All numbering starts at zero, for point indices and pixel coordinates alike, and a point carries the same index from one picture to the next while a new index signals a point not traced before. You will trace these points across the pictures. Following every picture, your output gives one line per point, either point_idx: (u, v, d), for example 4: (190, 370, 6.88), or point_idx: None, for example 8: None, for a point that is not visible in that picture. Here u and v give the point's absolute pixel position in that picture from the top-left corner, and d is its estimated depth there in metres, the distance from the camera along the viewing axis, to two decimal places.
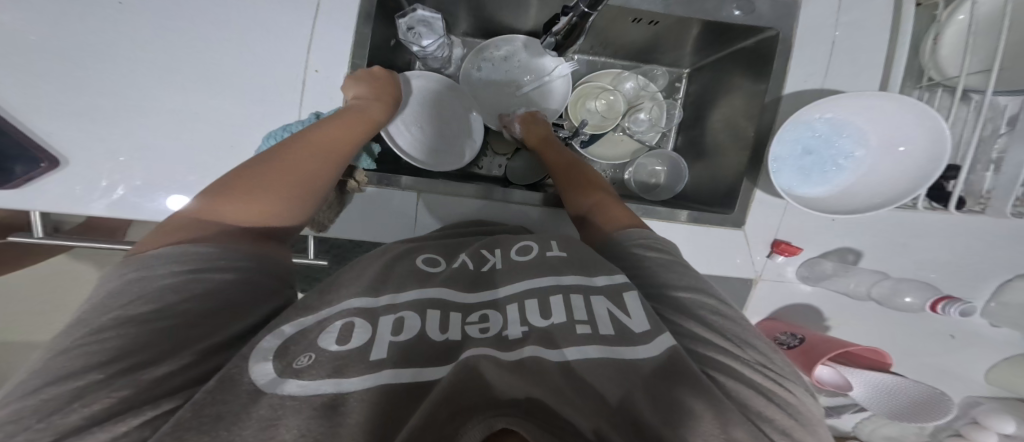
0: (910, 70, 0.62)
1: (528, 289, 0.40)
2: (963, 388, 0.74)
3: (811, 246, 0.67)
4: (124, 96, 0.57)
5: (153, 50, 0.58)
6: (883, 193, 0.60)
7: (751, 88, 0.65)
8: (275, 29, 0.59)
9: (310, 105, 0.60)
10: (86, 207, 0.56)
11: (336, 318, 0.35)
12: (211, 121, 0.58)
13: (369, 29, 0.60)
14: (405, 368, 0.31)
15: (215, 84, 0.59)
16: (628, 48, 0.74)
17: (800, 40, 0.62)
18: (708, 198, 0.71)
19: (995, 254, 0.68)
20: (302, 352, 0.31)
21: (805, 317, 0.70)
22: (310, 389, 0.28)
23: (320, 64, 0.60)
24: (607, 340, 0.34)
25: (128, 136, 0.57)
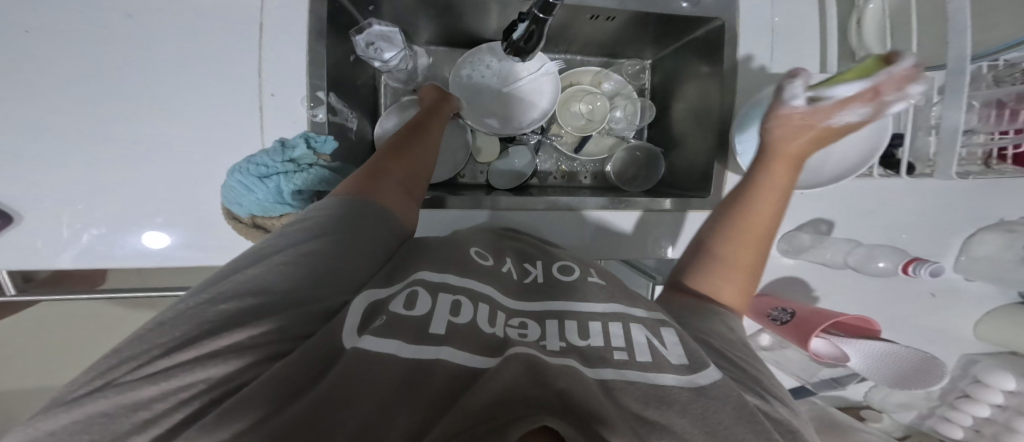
0: (843, 52, 0.66)
1: (569, 312, 0.40)
2: (954, 346, 0.75)
3: (786, 220, 0.69)
4: (64, 137, 0.53)
5: (89, 81, 0.54)
6: (845, 162, 0.62)
7: (709, 74, 0.68)
8: (219, 51, 0.56)
9: (274, 130, 0.58)
10: (52, 261, 0.54)
11: (402, 288, 0.38)
12: (168, 156, 0.56)
13: (323, 48, 0.58)
14: (461, 351, 0.31)
15: (164, 116, 0.55)
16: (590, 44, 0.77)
17: (743, 30, 0.66)
18: (686, 184, 0.73)
19: (958, 212, 0.71)
20: (378, 315, 0.34)
21: (792, 288, 0.72)
22: (379, 345, 0.30)
23: (277, 87, 0.58)
24: (644, 366, 0.33)
25: (78, 182, 0.54)
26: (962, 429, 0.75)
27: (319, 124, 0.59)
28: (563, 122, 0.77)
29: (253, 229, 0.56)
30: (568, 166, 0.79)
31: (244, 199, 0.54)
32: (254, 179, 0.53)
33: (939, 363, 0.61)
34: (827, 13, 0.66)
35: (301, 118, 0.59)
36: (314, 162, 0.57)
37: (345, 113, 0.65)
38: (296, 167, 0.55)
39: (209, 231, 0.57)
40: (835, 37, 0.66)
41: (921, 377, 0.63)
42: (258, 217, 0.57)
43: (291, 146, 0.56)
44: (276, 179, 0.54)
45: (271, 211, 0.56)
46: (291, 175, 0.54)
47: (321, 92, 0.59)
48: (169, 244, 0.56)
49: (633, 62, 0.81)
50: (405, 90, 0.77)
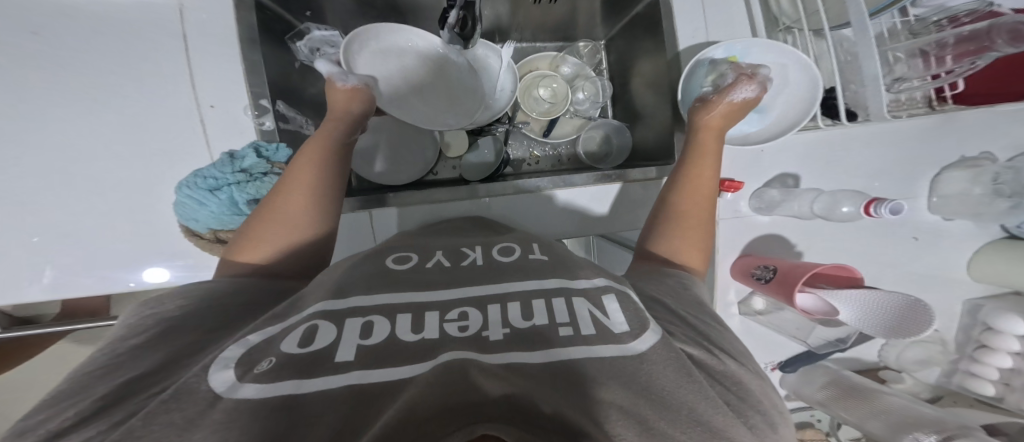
0: (767, 20, 0.69)
1: (510, 292, 0.41)
2: (949, 288, 0.74)
3: (751, 178, 0.70)
4: (34, 175, 0.56)
5: (49, 119, 0.56)
6: (788, 115, 0.65)
7: (655, 49, 0.71)
8: (166, 81, 0.59)
9: (219, 144, 0.60)
10: (25, 295, 0.56)
11: (300, 324, 0.35)
12: (134, 185, 0.58)
13: (257, 55, 0.60)
14: (371, 370, 0.30)
15: (124, 148, 0.58)
16: (541, 30, 0.80)
17: (677, 3, 0.69)
18: (653, 152, 0.75)
19: (916, 154, 0.72)
20: (263, 358, 0.31)
21: (773, 246, 0.72)
22: (265, 392, 0.28)
23: (214, 99, 0.60)
24: (588, 339, 0.34)
25: (51, 216, 0.56)
26: (991, 383, 0.70)
27: (269, 132, 0.62)
28: (528, 109, 0.79)
29: (215, 243, 0.59)
30: (540, 151, 0.81)
31: (199, 213, 0.56)
32: (205, 191, 0.56)
33: (927, 309, 0.61)
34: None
35: (245, 127, 0.61)
36: (267, 170, 0.59)
37: (298, 120, 0.69)
38: (246, 177, 0.57)
39: (182, 252, 0.59)
40: (758, 6, 0.69)
41: (910, 322, 0.63)
42: (219, 231, 0.59)
43: (241, 158, 0.58)
44: (228, 191, 0.57)
45: (229, 224, 0.58)
46: (244, 185, 0.57)
47: (264, 100, 0.61)
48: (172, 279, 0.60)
49: (586, 44, 0.83)
50: None
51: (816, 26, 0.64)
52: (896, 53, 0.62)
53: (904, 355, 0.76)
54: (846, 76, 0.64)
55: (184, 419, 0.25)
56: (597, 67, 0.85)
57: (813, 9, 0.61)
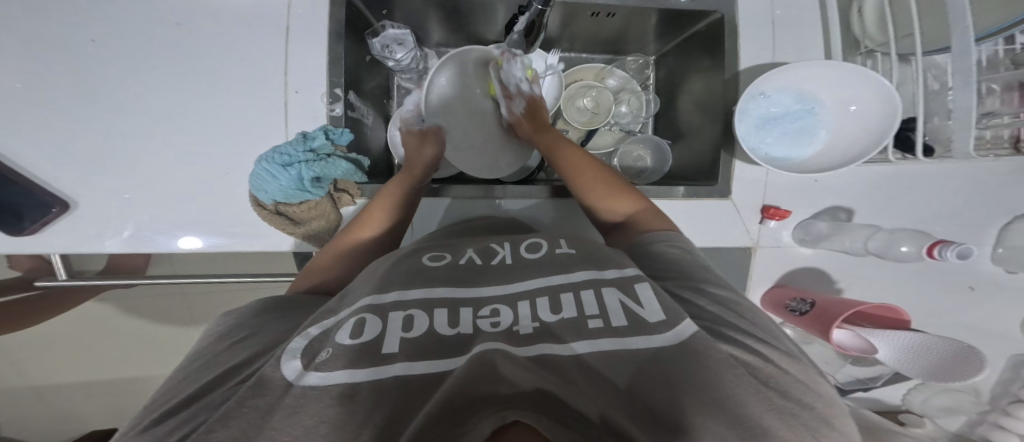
0: (846, 43, 0.65)
1: (539, 286, 0.42)
2: (1004, 348, 0.69)
3: (800, 208, 0.68)
4: (112, 136, 0.59)
5: (133, 88, 0.60)
6: (853, 148, 0.61)
7: (711, 67, 0.69)
8: (241, 60, 0.62)
9: (297, 125, 0.63)
10: (99, 245, 0.59)
11: (350, 317, 0.37)
12: (199, 155, 0.61)
13: (341, 47, 0.63)
14: (418, 362, 0.32)
15: (195, 120, 0.61)
16: (595, 41, 0.77)
17: (744, 22, 0.67)
18: (694, 174, 0.73)
19: (985, 200, 0.67)
20: (323, 348, 0.34)
21: (813, 280, 0.69)
22: (329, 380, 0.30)
23: (300, 85, 0.63)
24: (619, 331, 0.35)
25: (121, 176, 0.59)
26: None
27: (337, 118, 0.64)
28: (569, 118, 0.78)
29: (276, 215, 0.60)
30: None
31: (269, 186, 0.59)
32: (279, 166, 0.58)
33: (979, 352, 0.59)
34: (828, 5, 0.66)
35: (320, 113, 0.63)
36: (332, 153, 0.61)
37: (363, 109, 0.69)
38: (314, 156, 0.59)
39: (236, 222, 0.61)
40: (836, 29, 0.66)
41: (962, 365, 0.60)
42: (281, 205, 0.61)
43: (311, 138, 0.61)
44: (297, 167, 0.58)
45: (293, 198, 0.60)
46: (311, 164, 0.58)
47: (339, 89, 0.63)
48: (203, 245, 0.61)
49: (637, 57, 0.80)
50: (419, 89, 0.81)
51: (905, 52, 0.60)
52: (990, 85, 0.57)
53: (929, 401, 0.74)
54: (928, 107, 0.59)
55: (267, 403, 0.29)
56: (644, 83, 0.83)
57: (903, 35, 0.57)
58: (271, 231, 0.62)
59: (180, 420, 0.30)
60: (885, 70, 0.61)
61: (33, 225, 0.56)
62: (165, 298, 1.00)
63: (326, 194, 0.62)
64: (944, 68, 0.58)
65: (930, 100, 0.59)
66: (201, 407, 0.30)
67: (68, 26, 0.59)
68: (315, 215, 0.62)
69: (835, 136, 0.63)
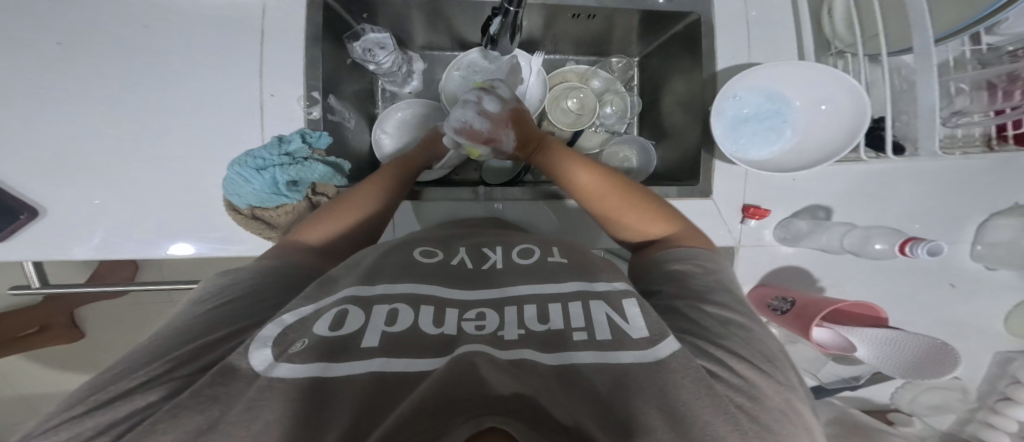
0: (819, 43, 0.66)
1: (529, 295, 0.42)
2: (981, 340, 0.70)
3: (779, 207, 0.68)
4: (89, 140, 0.59)
5: (111, 93, 0.60)
6: (823, 147, 0.61)
7: (691, 66, 0.69)
8: (223, 63, 0.62)
9: (274, 129, 0.63)
10: (66, 251, 0.58)
11: (331, 306, 0.38)
12: (178, 159, 0.61)
13: (318, 51, 0.63)
14: (397, 358, 0.32)
15: (173, 123, 0.61)
16: (580, 44, 0.78)
17: (722, 22, 0.67)
18: (677, 174, 0.74)
19: (961, 196, 0.68)
20: (298, 338, 0.34)
21: (794, 278, 0.70)
22: (300, 372, 0.30)
23: (275, 89, 0.63)
24: (601, 345, 0.36)
25: (98, 181, 0.59)
26: None
27: (314, 121, 0.64)
28: (554, 119, 0.78)
29: (252, 220, 0.60)
30: None
31: (242, 190, 0.58)
32: (253, 170, 0.58)
33: (954, 352, 0.59)
34: (799, 7, 0.67)
35: (297, 116, 0.63)
36: (308, 157, 0.62)
37: (343, 113, 0.70)
38: (290, 160, 0.60)
39: (213, 225, 0.61)
40: (810, 28, 0.67)
41: (936, 363, 0.60)
42: (257, 209, 0.61)
43: (288, 141, 0.61)
44: (272, 171, 0.58)
45: (268, 203, 0.60)
46: (286, 167, 0.59)
47: (317, 92, 0.63)
48: (194, 251, 0.61)
49: (620, 59, 0.80)
50: (402, 94, 0.82)
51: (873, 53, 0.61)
52: (959, 84, 0.58)
53: (917, 399, 0.75)
54: (895, 107, 0.60)
55: (227, 394, 0.28)
56: (628, 83, 0.83)
57: (872, 34, 0.58)
58: (247, 235, 0.62)
59: (131, 409, 0.28)
60: (857, 70, 0.63)
61: (2, 232, 0.56)
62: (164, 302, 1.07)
63: (304, 198, 0.62)
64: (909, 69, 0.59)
65: (899, 99, 0.60)
66: (156, 395, 0.28)
67: (41, 34, 0.59)
68: (291, 218, 0.63)
69: (814, 135, 0.64)
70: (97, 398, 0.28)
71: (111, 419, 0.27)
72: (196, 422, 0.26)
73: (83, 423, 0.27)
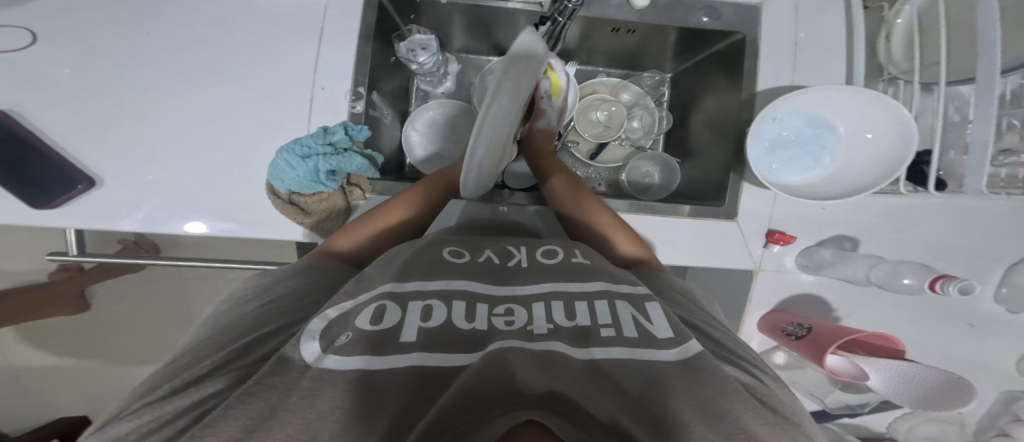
0: (870, 69, 0.66)
1: (552, 291, 0.43)
2: (996, 382, 0.69)
3: (806, 235, 0.67)
4: (148, 120, 0.62)
5: (175, 78, 0.64)
6: (861, 178, 0.61)
7: (728, 86, 0.69)
8: (279, 56, 0.65)
9: (320, 121, 0.64)
10: (115, 223, 0.59)
11: (368, 304, 0.38)
12: (225, 143, 0.63)
13: (368, 49, 0.65)
14: (435, 352, 0.32)
15: (224, 109, 0.63)
16: (616, 57, 0.79)
17: (767, 43, 0.67)
18: (698, 193, 0.74)
19: (992, 236, 0.67)
20: (341, 332, 0.35)
21: (811, 308, 0.69)
22: (346, 364, 0.31)
23: (327, 82, 0.65)
24: (629, 342, 0.36)
25: (147, 159, 0.61)
26: None
27: (358, 115, 0.65)
28: (582, 130, 0.78)
29: (287, 204, 0.60)
30: (582, 171, 0.79)
31: (285, 175, 0.59)
32: (297, 157, 0.59)
33: (968, 386, 0.58)
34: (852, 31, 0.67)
35: (342, 110, 0.64)
36: (349, 149, 0.63)
37: (382, 109, 0.71)
38: (332, 149, 0.61)
39: (246, 210, 0.61)
40: (861, 53, 0.66)
41: (950, 397, 0.60)
42: (294, 194, 0.61)
43: (332, 132, 0.62)
44: (315, 160, 0.59)
45: (307, 189, 0.61)
46: (329, 156, 0.60)
47: (362, 88, 0.65)
48: (209, 231, 0.61)
49: (652, 74, 0.81)
50: (435, 93, 0.83)
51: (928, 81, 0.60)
52: (1011, 121, 0.57)
53: (912, 431, 0.74)
54: (947, 140, 0.60)
55: (285, 383, 0.29)
56: (657, 100, 0.84)
57: (930, 63, 0.57)
58: (281, 220, 0.62)
59: (193, 399, 0.29)
60: (908, 98, 0.62)
61: (57, 200, 0.57)
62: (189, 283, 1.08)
63: (339, 187, 0.62)
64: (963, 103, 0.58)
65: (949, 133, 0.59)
66: (219, 383, 0.30)
67: (128, 24, 0.64)
68: (326, 207, 0.62)
69: (853, 163, 0.63)
70: (167, 387, 0.30)
71: (184, 404, 0.28)
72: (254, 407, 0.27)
73: (159, 407, 0.28)
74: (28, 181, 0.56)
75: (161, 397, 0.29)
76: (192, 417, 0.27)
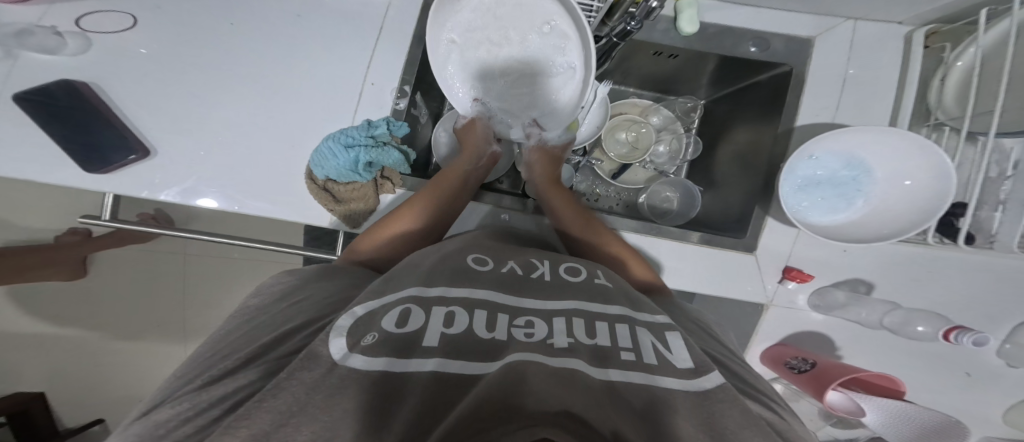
0: (917, 111, 0.64)
1: (575, 309, 0.41)
2: (980, 429, 0.71)
3: (824, 274, 0.67)
4: (206, 99, 0.65)
5: (238, 64, 0.67)
6: (896, 224, 0.60)
7: (764, 118, 0.68)
8: (337, 51, 0.68)
9: (364, 114, 0.67)
10: (157, 193, 0.61)
11: (394, 304, 0.38)
12: (272, 130, 0.65)
13: (419, 51, 0.68)
14: (453, 360, 0.31)
15: (278, 100, 0.66)
16: (652, 80, 0.79)
17: (812, 77, 0.67)
18: (721, 224, 0.73)
19: (1008, 292, 0.67)
20: (367, 333, 0.34)
21: (818, 345, 0.70)
22: (371, 365, 0.30)
23: (377, 78, 0.68)
24: (650, 368, 0.34)
25: (200, 137, 0.63)
26: None
27: (399, 111, 0.67)
28: (607, 148, 0.77)
29: (322, 190, 0.61)
30: (603, 190, 0.79)
31: (326, 163, 0.60)
32: (341, 147, 0.59)
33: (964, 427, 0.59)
34: (907, 74, 0.66)
35: (386, 105, 0.67)
36: (389, 142, 0.63)
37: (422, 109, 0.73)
38: (374, 143, 0.60)
39: (281, 194, 0.63)
40: (911, 95, 0.65)
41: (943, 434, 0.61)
42: (330, 182, 0.62)
43: (375, 126, 0.62)
44: (357, 150, 0.59)
45: (344, 178, 0.61)
46: (370, 149, 0.59)
47: (408, 87, 0.67)
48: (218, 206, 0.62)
49: (686, 99, 0.78)
50: None
51: (976, 131, 0.59)
52: None
53: None
54: (982, 195, 0.59)
55: (310, 379, 0.28)
56: (689, 126, 0.81)
57: (983, 110, 0.56)
58: (315, 203, 0.63)
59: (223, 387, 0.28)
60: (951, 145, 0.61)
61: (111, 165, 0.59)
62: (212, 279, 1.00)
63: (372, 179, 0.62)
64: (1008, 155, 0.57)
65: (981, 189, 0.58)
66: (252, 375, 0.30)
67: (203, 14, 0.68)
68: (355, 197, 0.62)
69: (886, 208, 0.62)
70: (213, 371, 0.31)
71: (218, 397, 0.28)
72: (286, 401, 0.27)
73: (196, 398, 0.29)
74: (88, 145, 0.59)
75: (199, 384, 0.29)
76: (228, 405, 0.28)
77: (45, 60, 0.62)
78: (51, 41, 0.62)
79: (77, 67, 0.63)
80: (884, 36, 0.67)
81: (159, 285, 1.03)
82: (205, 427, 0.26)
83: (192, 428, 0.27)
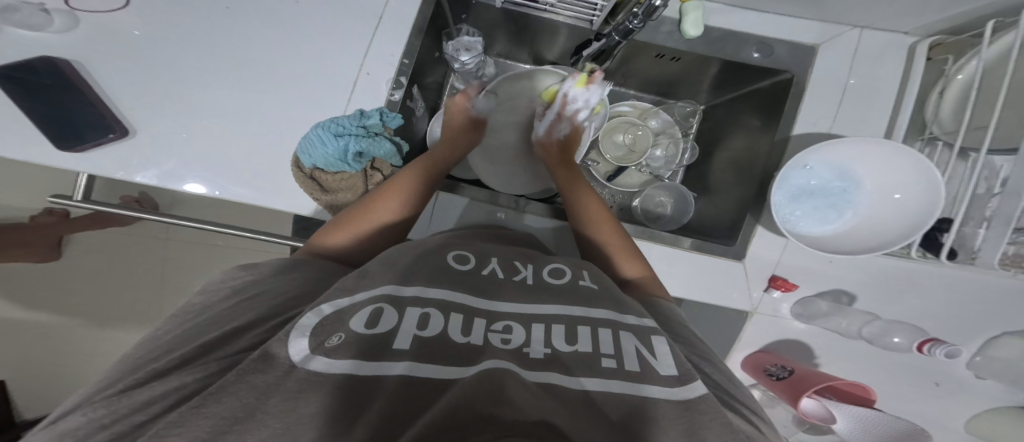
0: (912, 124, 0.64)
1: (557, 313, 0.40)
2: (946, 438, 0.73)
3: (809, 284, 0.68)
4: (188, 79, 0.61)
5: (222, 43, 0.63)
6: (882, 237, 0.60)
7: (762, 125, 0.68)
8: (329, 35, 0.65)
9: (358, 103, 0.64)
10: (135, 175, 0.58)
11: (366, 303, 0.37)
12: (257, 115, 0.62)
13: (418, 41, 0.66)
14: (428, 364, 0.30)
15: (264, 85, 0.63)
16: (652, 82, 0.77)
17: (812, 87, 0.65)
18: (710, 230, 0.74)
19: (984, 308, 0.69)
20: (334, 333, 0.33)
21: (797, 353, 0.71)
22: (337, 368, 0.29)
23: (372, 68, 0.65)
24: (629, 375, 0.34)
25: (181, 119, 0.60)
26: None
27: (394, 103, 0.64)
28: (604, 150, 0.76)
29: (309, 179, 0.59)
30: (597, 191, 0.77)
31: (314, 151, 0.57)
32: (331, 135, 0.57)
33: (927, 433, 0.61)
34: (908, 85, 0.65)
35: (381, 96, 0.64)
36: (381, 133, 0.61)
37: (418, 102, 0.71)
38: (365, 133, 0.59)
39: (264, 182, 0.60)
40: (908, 108, 0.64)
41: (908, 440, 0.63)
42: (318, 170, 0.59)
43: (367, 116, 0.60)
44: (347, 139, 0.57)
45: (332, 167, 0.58)
46: (361, 138, 0.58)
47: (405, 78, 0.64)
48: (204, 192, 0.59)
49: (686, 103, 0.77)
50: None
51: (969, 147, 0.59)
52: None
53: None
54: (968, 211, 0.59)
55: (265, 383, 0.27)
56: (687, 131, 0.80)
57: (978, 126, 0.56)
58: (301, 194, 0.61)
59: (173, 385, 0.27)
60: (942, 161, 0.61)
61: (86, 144, 0.56)
62: (189, 264, 0.97)
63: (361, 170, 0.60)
64: (997, 173, 0.57)
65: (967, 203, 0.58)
66: (203, 372, 0.28)
67: None
68: (344, 187, 0.60)
69: (875, 221, 0.62)
70: (162, 365, 0.29)
71: (159, 394, 0.26)
72: (236, 405, 0.25)
73: (137, 395, 0.26)
74: (65, 122, 0.56)
75: (148, 380, 0.28)
76: (173, 401, 0.26)
77: (14, 31, 0.58)
78: (38, 18, 0.58)
79: (49, 39, 0.59)
80: (888, 46, 0.66)
81: (134, 268, 1.00)
82: (142, 426, 0.25)
83: (124, 427, 0.25)
